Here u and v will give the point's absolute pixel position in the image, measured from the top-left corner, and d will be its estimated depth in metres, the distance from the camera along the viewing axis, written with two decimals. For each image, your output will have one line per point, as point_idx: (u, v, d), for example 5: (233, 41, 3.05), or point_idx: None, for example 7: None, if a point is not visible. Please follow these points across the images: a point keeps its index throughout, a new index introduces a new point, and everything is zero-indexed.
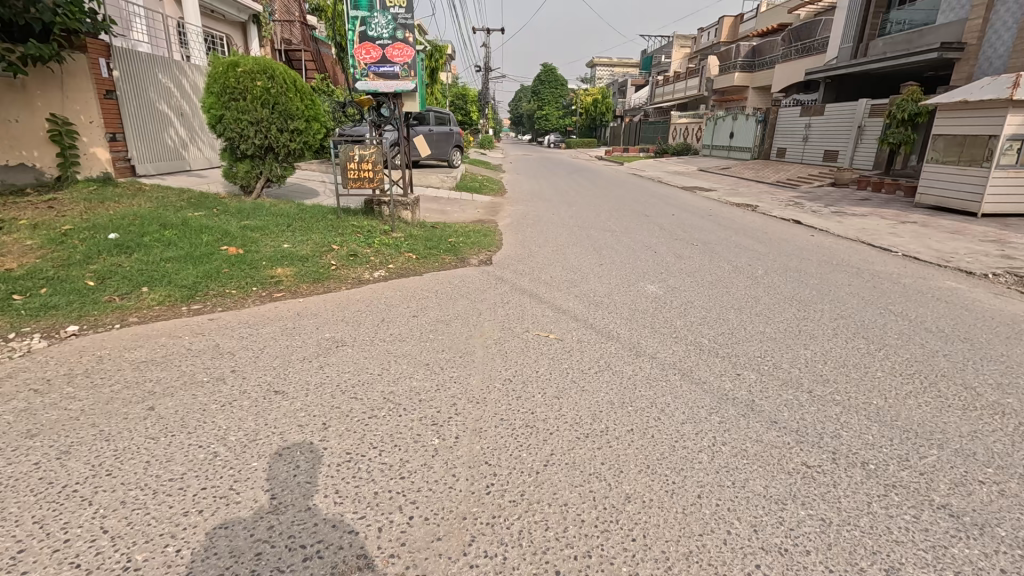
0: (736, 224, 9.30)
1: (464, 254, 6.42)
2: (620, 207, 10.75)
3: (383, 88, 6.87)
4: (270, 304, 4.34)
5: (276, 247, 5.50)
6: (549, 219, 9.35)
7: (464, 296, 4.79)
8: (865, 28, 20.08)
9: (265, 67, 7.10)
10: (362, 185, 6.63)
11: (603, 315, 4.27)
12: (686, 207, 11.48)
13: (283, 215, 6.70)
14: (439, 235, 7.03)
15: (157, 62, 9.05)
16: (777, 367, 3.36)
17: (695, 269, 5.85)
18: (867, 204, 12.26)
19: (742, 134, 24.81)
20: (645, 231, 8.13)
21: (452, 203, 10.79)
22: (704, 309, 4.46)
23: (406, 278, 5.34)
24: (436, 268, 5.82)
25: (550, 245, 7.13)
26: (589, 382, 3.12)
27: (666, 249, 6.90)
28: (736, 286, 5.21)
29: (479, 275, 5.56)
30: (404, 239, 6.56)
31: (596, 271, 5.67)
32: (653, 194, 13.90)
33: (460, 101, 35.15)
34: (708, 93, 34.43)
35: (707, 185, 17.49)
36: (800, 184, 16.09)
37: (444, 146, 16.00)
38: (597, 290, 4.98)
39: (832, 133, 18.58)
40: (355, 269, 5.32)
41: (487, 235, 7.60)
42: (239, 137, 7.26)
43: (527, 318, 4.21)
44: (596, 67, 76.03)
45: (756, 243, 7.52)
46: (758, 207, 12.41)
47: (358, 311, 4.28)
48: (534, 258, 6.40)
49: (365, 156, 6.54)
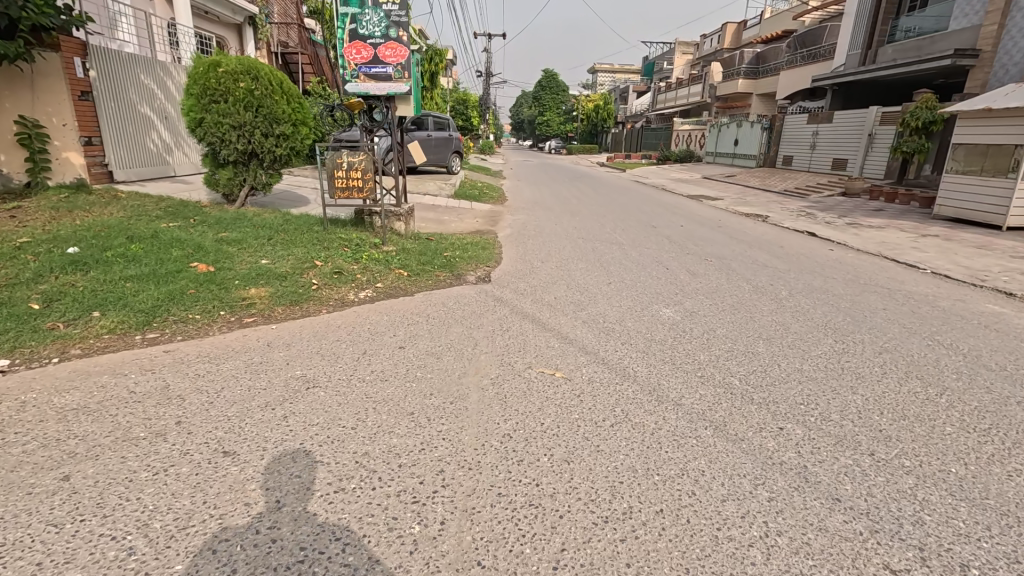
0: (750, 236, 8.79)
1: (460, 270, 5.91)
2: (626, 217, 10.26)
3: (374, 91, 6.40)
4: (237, 332, 3.83)
5: (253, 263, 5.00)
6: (551, 230, 8.85)
7: (458, 321, 4.27)
8: (874, 34, 19.69)
9: (249, 68, 6.63)
10: (350, 195, 6.13)
11: (616, 348, 3.76)
12: (694, 217, 11.00)
13: (265, 226, 6.20)
14: (434, 249, 6.53)
15: (139, 62, 8.60)
16: (825, 419, 2.84)
17: (714, 290, 5.34)
18: (882, 215, 11.77)
19: (747, 141, 24.39)
20: (654, 245, 7.62)
21: (450, 212, 10.31)
22: (730, 341, 3.95)
23: (395, 299, 4.82)
24: (429, 287, 5.31)
25: (554, 260, 6.62)
26: (604, 440, 2.60)
27: (678, 265, 6.40)
28: (761, 311, 4.70)
29: (476, 296, 5.05)
30: (395, 254, 6.05)
31: (604, 292, 5.17)
32: (659, 202, 13.40)
33: (460, 106, 34.94)
34: (710, 100, 34.06)
35: (713, 194, 17.01)
36: (810, 193, 15.61)
37: (443, 151, 15.56)
38: (608, 315, 4.47)
39: (841, 141, 18.14)
40: (339, 290, 4.81)
41: (486, 248, 7.09)
42: (220, 141, 6.77)
43: (529, 350, 3.69)
44: (597, 73, 75.93)
45: (775, 258, 7.01)
46: (768, 218, 11.92)
47: (337, 340, 3.76)
48: (537, 274, 5.89)
49: (354, 163, 6.04)
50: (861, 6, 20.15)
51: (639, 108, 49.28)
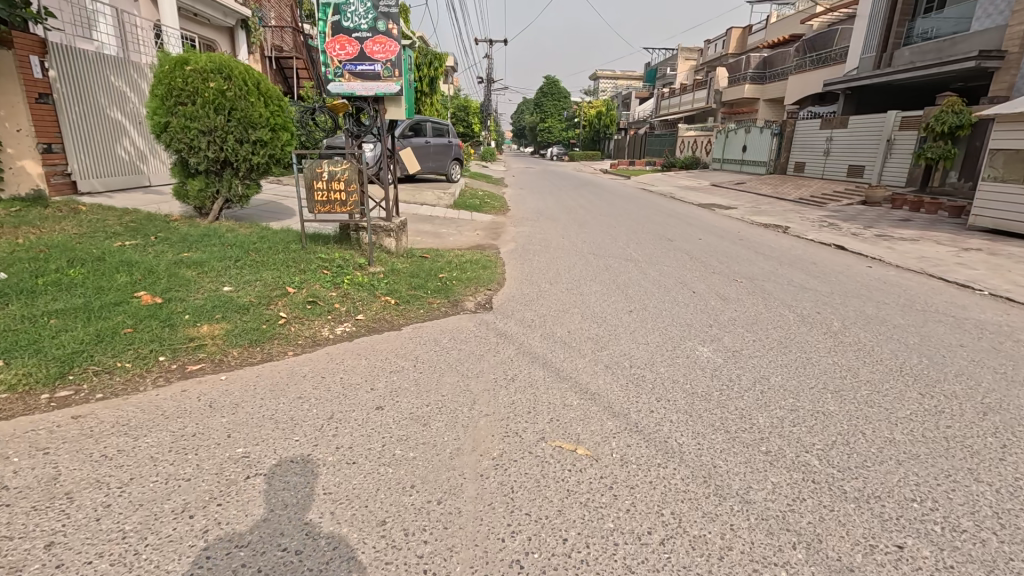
0: (778, 252, 8.00)
1: (458, 295, 5.14)
2: (639, 230, 9.50)
3: (360, 91, 5.67)
4: (175, 387, 3.05)
5: (212, 292, 4.23)
6: (559, 245, 8.10)
7: (452, 367, 3.50)
8: (889, 36, 19.01)
9: (221, 66, 5.91)
10: (331, 210, 5.37)
11: (650, 408, 2.98)
12: (711, 229, 10.24)
13: (235, 245, 5.45)
14: (428, 269, 5.76)
15: (109, 63, 7.92)
16: (955, 528, 2.06)
17: (754, 321, 4.56)
18: (911, 226, 11.01)
19: (756, 147, 23.71)
20: (674, 262, 6.85)
21: (448, 224, 9.56)
22: (789, 395, 3.17)
23: (380, 335, 4.06)
24: (421, 317, 4.54)
25: (565, 281, 5.86)
26: (655, 573, 1.83)
27: (705, 288, 5.63)
28: (816, 350, 3.92)
29: (475, 329, 4.29)
30: (384, 277, 5.28)
31: (626, 323, 4.41)
32: (672, 212, 12.62)
33: (461, 113, 34.46)
34: (716, 106, 33.38)
35: (726, 202, 16.24)
36: (828, 202, 14.84)
37: (443, 158, 15.00)
38: (635, 358, 3.70)
39: (857, 147, 17.40)
40: (312, 325, 4.04)
41: (488, 267, 6.32)
42: (188, 149, 6.04)
43: (541, 412, 2.92)
44: (599, 80, 75.51)
45: (813, 278, 6.24)
46: (789, 228, 11.16)
47: (299, 399, 2.99)
48: (546, 299, 5.12)
49: (336, 173, 5.28)
50: (875, 7, 19.46)
51: (642, 114, 48.70)
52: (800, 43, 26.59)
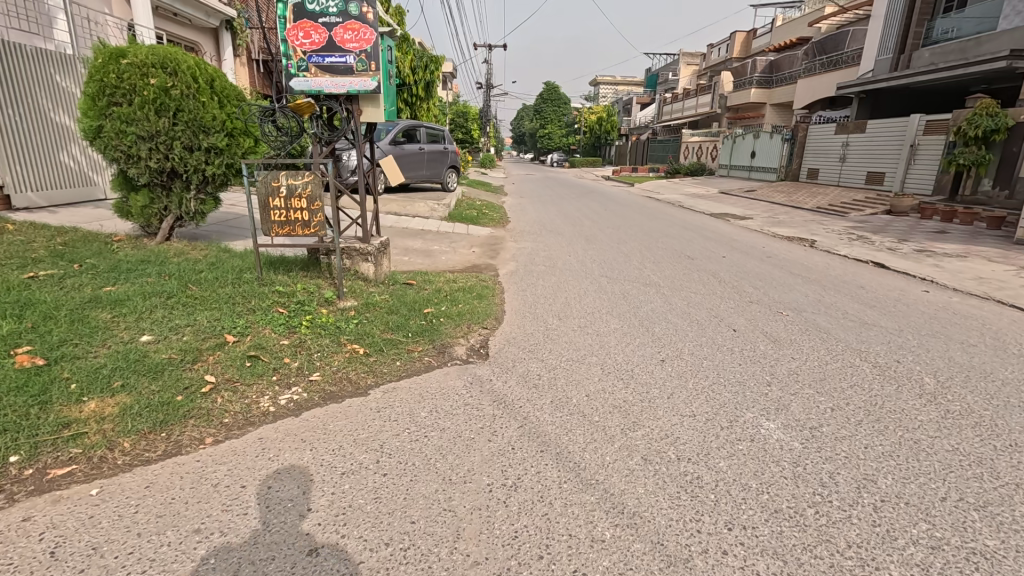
0: (815, 273, 7.03)
1: (446, 338, 4.15)
2: (654, 246, 8.54)
3: (329, 88, 4.72)
4: (13, 515, 2.06)
5: (121, 346, 3.23)
6: (566, 266, 7.13)
7: (431, 465, 2.50)
8: (907, 36, 18.15)
9: (165, 59, 4.96)
10: (291, 232, 4.38)
11: (721, 546, 1.99)
12: (732, 243, 9.27)
13: (175, 276, 4.46)
14: (411, 302, 4.77)
15: (53, 60, 6.97)
16: None
17: (823, 377, 3.57)
18: (950, 239, 10.06)
19: (765, 153, 22.80)
20: (703, 289, 5.87)
21: (441, 241, 8.61)
22: (918, 516, 2.18)
23: (337, 405, 3.05)
24: (396, 372, 3.54)
25: (578, 315, 4.90)
26: None
27: (747, 326, 4.65)
28: (921, 425, 2.93)
29: (465, 392, 3.29)
30: (356, 315, 4.30)
31: (661, 383, 3.43)
32: (685, 224, 11.67)
33: (461, 119, 33.61)
34: (721, 111, 32.57)
35: (739, 211, 15.27)
36: (850, 212, 13.89)
37: (437, 166, 14.05)
38: (682, 445, 2.70)
39: (877, 152, 16.47)
40: (246, 394, 3.02)
41: (485, 296, 5.35)
42: (127, 158, 5.08)
43: (559, 558, 1.93)
44: (600, 86, 74.76)
45: (870, 309, 5.27)
46: (815, 242, 10.20)
47: (194, 536, 1.99)
48: (556, 344, 4.14)
49: (296, 188, 4.30)
50: (891, 7, 18.61)
51: (644, 120, 47.85)
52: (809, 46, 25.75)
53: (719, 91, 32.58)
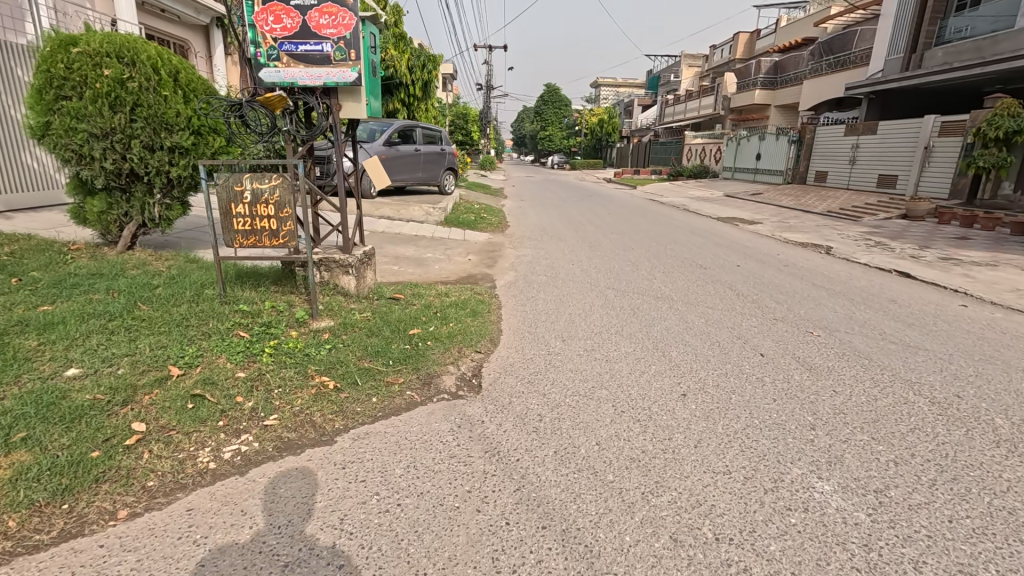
0: (839, 284, 6.49)
1: (432, 367, 3.59)
2: (663, 255, 8.00)
3: (304, 80, 4.18)
4: None
5: (33, 386, 2.67)
6: (569, 276, 6.58)
7: (401, 551, 1.95)
8: (918, 35, 17.64)
9: (121, 48, 4.43)
10: (256, 243, 3.84)
11: None
12: (745, 250, 8.73)
13: (126, 293, 3.90)
14: (395, 321, 4.23)
15: (13, 53, 6.42)
16: None
17: (876, 418, 3.02)
18: (974, 246, 9.52)
19: (771, 155, 22.26)
20: (720, 304, 5.33)
21: (435, 248, 8.07)
22: None
23: (295, 459, 2.50)
24: (371, 413, 2.98)
25: (583, 336, 4.35)
26: None
27: (776, 350, 4.10)
28: (1009, 487, 2.39)
29: (451, 439, 2.74)
30: (331, 338, 3.76)
31: (686, 428, 2.87)
32: (692, 229, 11.14)
33: (460, 120, 33.20)
34: (724, 113, 32.08)
35: (747, 215, 14.75)
36: (864, 216, 13.35)
37: (433, 168, 13.52)
38: (720, 519, 2.16)
39: (890, 155, 15.94)
40: (181, 446, 2.47)
41: (480, 313, 4.80)
42: (78, 158, 4.54)
43: None
44: (600, 88, 74.34)
45: (909, 328, 4.72)
46: (831, 249, 9.66)
47: None
48: (559, 373, 3.60)
49: (262, 193, 3.75)
50: (902, 6, 18.10)
51: (645, 122, 47.38)
52: (815, 46, 25.23)
53: (723, 93, 32.09)
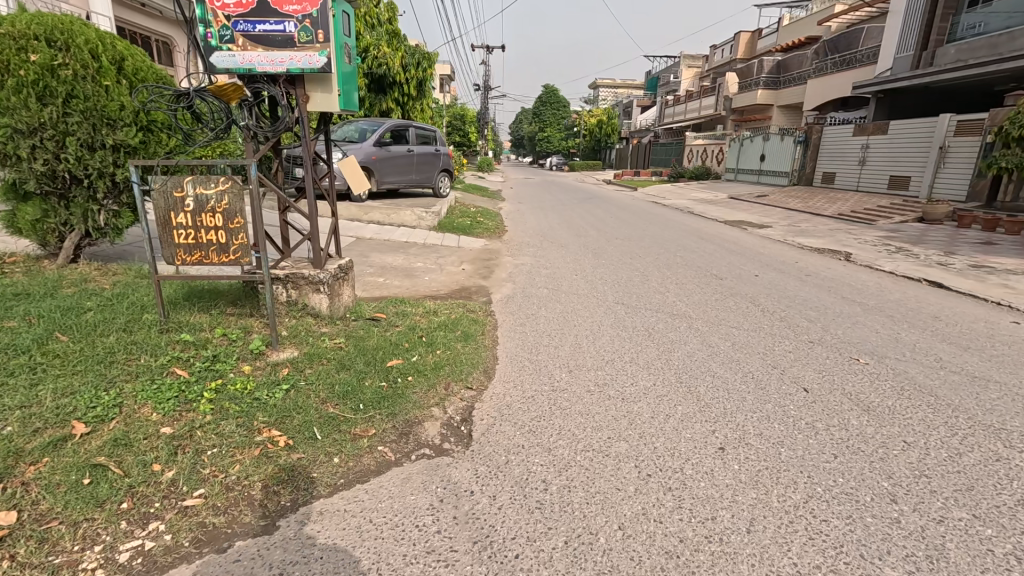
0: (871, 296, 5.89)
1: (412, 413, 2.95)
2: (675, 263, 7.37)
3: (264, 65, 3.54)
4: None
5: None
6: (574, 288, 5.96)
7: None
8: (929, 32, 17.08)
9: (52, 30, 3.80)
10: (201, 259, 3.19)
11: None
12: (760, 257, 8.13)
13: (46, 319, 3.25)
14: (371, 350, 3.59)
15: None
16: None
17: (969, 485, 2.39)
18: (1002, 251, 8.94)
19: (776, 156, 21.71)
20: (746, 324, 4.70)
21: (427, 256, 7.44)
22: None
23: (216, 563, 1.86)
24: (329, 480, 2.35)
25: (593, 367, 3.71)
26: None
27: (821, 383, 3.47)
28: None
29: (431, 523, 2.11)
30: (291, 376, 3.11)
31: (732, 504, 2.24)
32: (700, 233, 10.55)
33: (457, 122, 32.88)
34: (726, 113, 31.52)
35: (756, 218, 14.17)
36: (878, 219, 12.78)
37: (428, 169, 12.90)
38: None
39: (902, 155, 15.36)
40: (60, 546, 1.82)
41: (473, 336, 4.16)
42: (4, 157, 3.90)
43: None
44: (599, 89, 73.80)
45: (967, 352, 4.11)
46: (850, 254, 9.06)
47: None
48: (567, 419, 2.96)
49: (207, 200, 3.10)
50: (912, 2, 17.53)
51: (645, 123, 46.82)
52: (820, 45, 24.67)
53: (725, 93, 31.55)
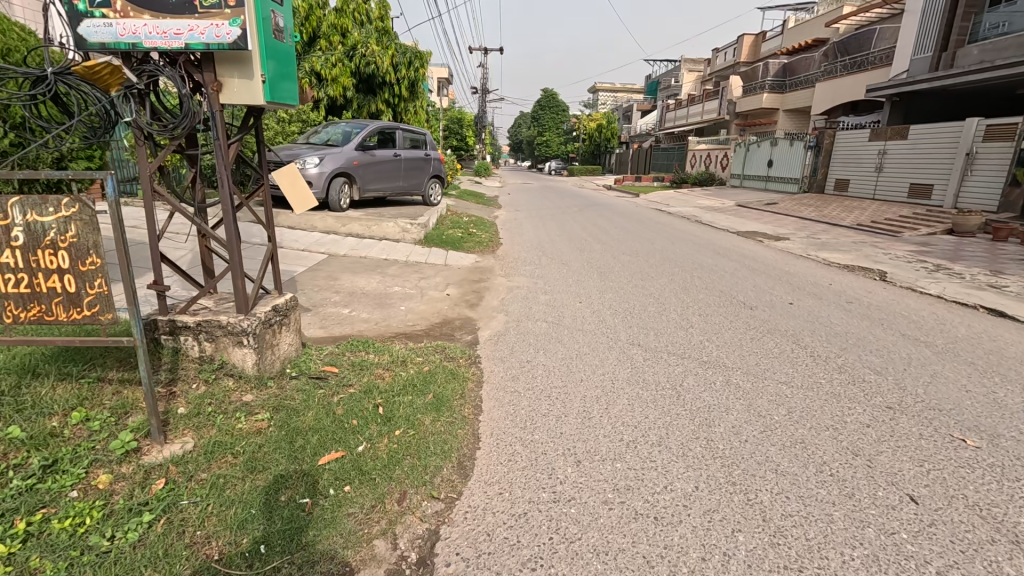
0: (934, 332, 4.92)
1: (340, 559, 1.94)
2: (693, 287, 6.38)
3: (154, 39, 2.55)
4: None
5: None
6: (578, 321, 4.98)
7: None
8: (950, 32, 16.15)
9: None
10: (41, 317, 2.19)
11: None
12: (787, 279, 7.17)
13: None
14: (302, 437, 2.59)
15: None
16: None
17: None
18: None
19: (784, 162, 20.80)
20: (797, 379, 3.71)
21: (408, 277, 6.46)
22: None
23: None
24: None
25: (608, 456, 2.71)
26: None
27: (929, 486, 2.48)
28: None
29: None
30: (166, 492, 2.11)
31: None
32: (714, 247, 9.59)
33: (455, 125, 32.18)
34: (730, 117, 30.65)
35: (770, 228, 13.25)
36: (904, 231, 11.83)
37: (417, 175, 11.93)
38: None
39: (924, 162, 14.44)
40: None
41: (447, 403, 3.15)
42: None
43: None
44: (599, 92, 73.08)
45: None
46: (884, 273, 8.11)
47: None
48: (576, 568, 1.96)
49: (45, 231, 2.10)
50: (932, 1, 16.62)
51: (645, 127, 45.99)
52: (830, 47, 23.77)
53: (728, 97, 30.68)
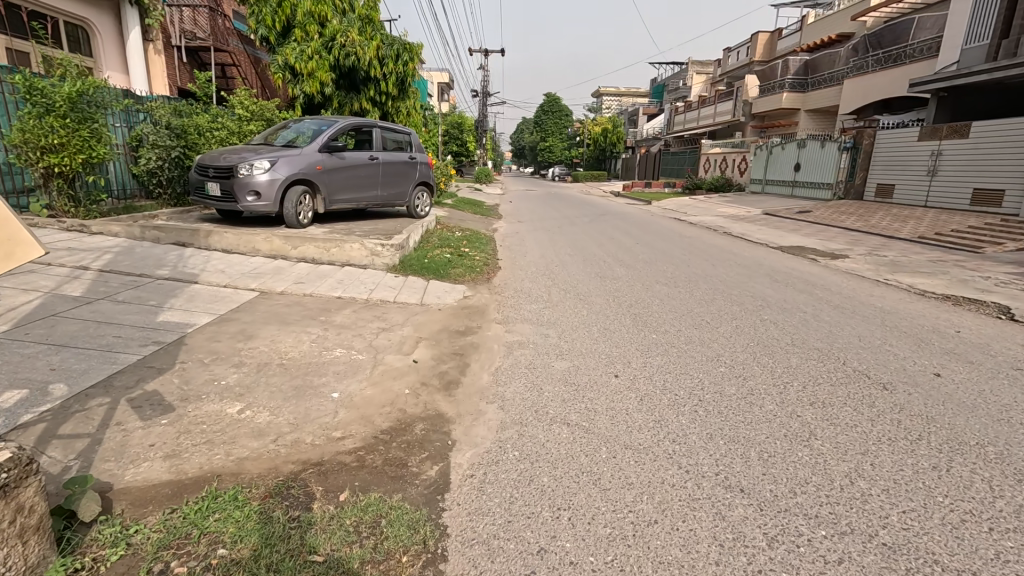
0: None
1: None
2: (774, 343, 4.37)
3: None
4: None
5: None
6: (618, 425, 2.96)
7: None
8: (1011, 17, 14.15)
9: None
10: None
11: None
12: (891, 322, 5.16)
13: None
14: None
15: None
16: None
17: None
18: None
19: (814, 165, 18.81)
20: None
21: (359, 328, 4.47)
22: None
23: None
24: None
25: None
26: None
27: None
28: None
29: None
30: None
31: None
32: (767, 271, 7.59)
33: (454, 130, 30.43)
34: (746, 119, 28.70)
35: (816, 242, 11.28)
36: (985, 246, 9.85)
37: (400, 182, 10.02)
38: None
39: (991, 165, 12.49)
40: None
41: None
42: None
43: None
44: (602, 96, 71.30)
45: None
46: (1007, 308, 6.08)
47: None
48: None
49: None
50: None
51: (653, 131, 44.14)
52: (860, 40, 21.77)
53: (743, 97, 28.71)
